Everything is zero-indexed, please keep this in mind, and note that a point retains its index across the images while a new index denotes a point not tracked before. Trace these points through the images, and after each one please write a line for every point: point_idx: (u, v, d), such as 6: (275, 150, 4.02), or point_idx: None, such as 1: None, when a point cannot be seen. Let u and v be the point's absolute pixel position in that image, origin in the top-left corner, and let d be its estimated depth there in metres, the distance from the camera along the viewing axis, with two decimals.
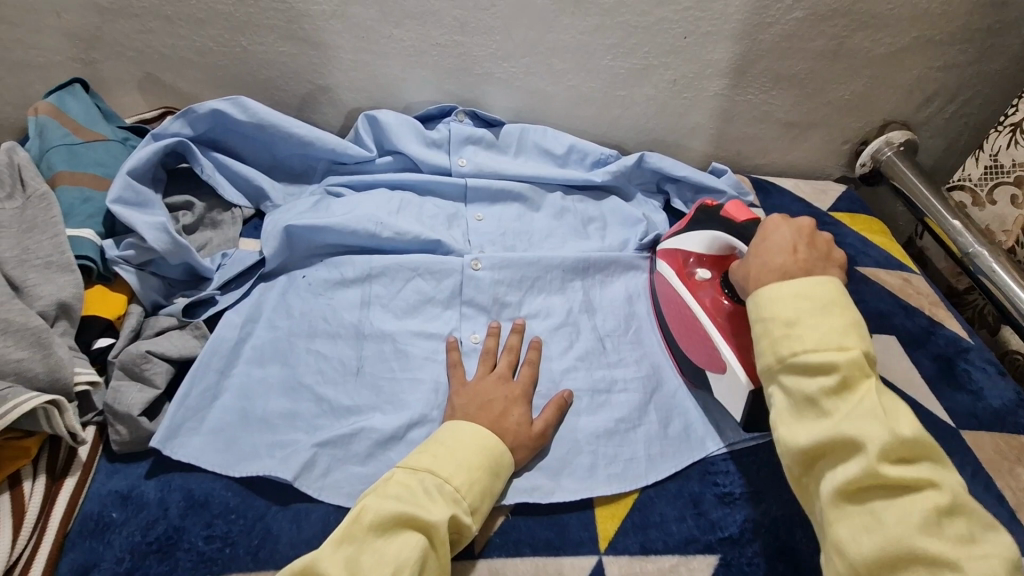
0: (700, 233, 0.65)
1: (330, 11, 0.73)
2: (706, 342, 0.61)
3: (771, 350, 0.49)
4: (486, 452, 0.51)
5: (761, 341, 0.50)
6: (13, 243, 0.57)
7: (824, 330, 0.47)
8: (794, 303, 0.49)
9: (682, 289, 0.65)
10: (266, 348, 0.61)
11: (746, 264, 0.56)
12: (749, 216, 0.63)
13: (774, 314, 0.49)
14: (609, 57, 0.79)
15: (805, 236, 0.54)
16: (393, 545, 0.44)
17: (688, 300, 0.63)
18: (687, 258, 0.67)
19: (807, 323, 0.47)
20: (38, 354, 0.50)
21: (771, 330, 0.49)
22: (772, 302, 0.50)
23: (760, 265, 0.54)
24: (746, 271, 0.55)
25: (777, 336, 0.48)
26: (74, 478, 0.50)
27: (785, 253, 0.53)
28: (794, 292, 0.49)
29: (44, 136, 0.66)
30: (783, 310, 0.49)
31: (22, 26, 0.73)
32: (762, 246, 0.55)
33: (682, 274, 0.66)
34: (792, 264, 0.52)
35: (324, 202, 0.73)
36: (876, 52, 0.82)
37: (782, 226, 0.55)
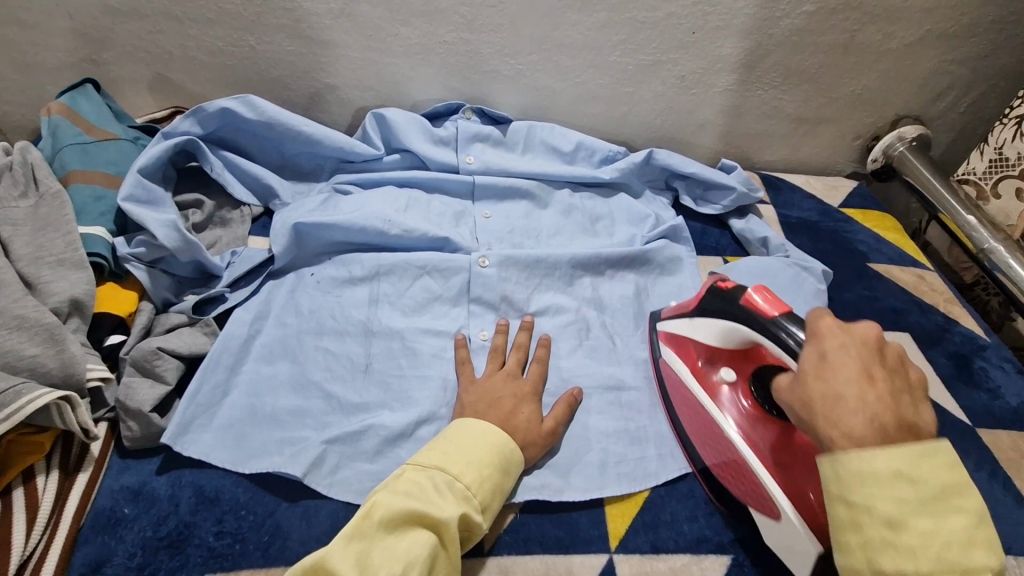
0: (715, 322, 0.56)
1: (337, 10, 0.73)
2: (744, 469, 0.53)
3: (864, 556, 0.36)
4: (496, 449, 0.50)
5: (849, 532, 0.37)
6: (27, 241, 0.57)
7: (944, 540, 0.35)
8: (895, 490, 0.35)
9: (704, 398, 0.57)
10: (276, 346, 0.61)
11: (806, 389, 0.41)
12: (783, 310, 0.50)
13: (869, 505, 0.36)
14: (617, 53, 0.78)
15: (878, 353, 0.40)
16: (404, 542, 0.44)
17: (715, 412, 0.56)
18: (701, 354, 0.59)
19: (919, 518, 0.35)
20: (51, 351, 0.50)
21: (867, 528, 0.36)
22: (863, 484, 0.36)
23: (831, 399, 0.39)
24: (810, 401, 0.40)
25: (874, 541, 0.36)
26: (87, 474, 0.51)
27: (862, 384, 0.39)
28: (892, 469, 0.36)
29: (57, 135, 0.66)
30: (883, 496, 0.36)
31: (34, 28, 0.74)
32: (825, 368, 0.41)
33: (700, 376, 0.59)
34: (879, 407, 0.38)
35: (333, 201, 0.73)
36: (888, 46, 0.81)
37: (846, 341, 0.41)
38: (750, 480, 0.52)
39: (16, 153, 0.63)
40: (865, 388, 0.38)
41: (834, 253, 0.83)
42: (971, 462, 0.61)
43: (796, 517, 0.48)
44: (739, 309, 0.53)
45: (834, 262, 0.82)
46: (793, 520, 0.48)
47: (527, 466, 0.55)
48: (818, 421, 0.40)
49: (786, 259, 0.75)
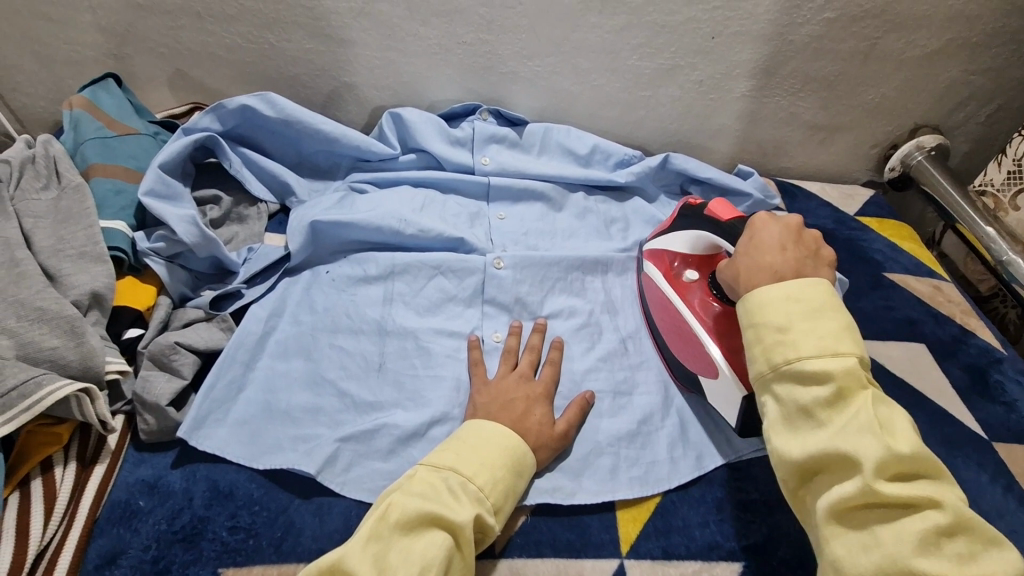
0: (686, 232, 0.63)
1: (357, 9, 0.74)
2: (697, 345, 0.59)
3: (763, 356, 0.45)
4: (509, 452, 0.50)
5: (753, 346, 0.46)
6: (49, 233, 0.58)
7: (819, 334, 0.44)
8: (784, 307, 0.45)
9: (670, 292, 0.63)
10: (291, 343, 0.61)
11: (736, 260, 0.52)
12: (735, 215, 0.61)
13: (764, 321, 0.45)
14: (635, 57, 0.78)
15: (794, 232, 0.51)
16: (419, 544, 0.44)
17: (677, 302, 0.62)
18: (674, 259, 0.65)
19: (798, 321, 0.44)
20: (72, 343, 0.51)
21: (762, 335, 0.45)
22: (761, 308, 0.46)
23: (750, 262, 0.50)
24: (736, 270, 0.51)
25: (767, 342, 0.45)
26: (103, 466, 0.51)
27: (775, 251, 0.49)
28: (782, 293, 0.46)
29: (79, 128, 0.67)
30: (775, 311, 0.45)
31: (58, 23, 0.75)
32: (752, 244, 0.51)
33: (670, 277, 0.65)
34: (784, 263, 0.48)
35: (349, 199, 0.73)
36: (909, 54, 0.80)
37: (769, 223, 0.52)
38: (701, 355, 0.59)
39: (39, 146, 0.64)
40: (774, 252, 0.49)
41: (849, 262, 0.82)
42: (987, 476, 0.60)
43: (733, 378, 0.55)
44: (709, 220, 0.62)
45: (849, 270, 0.81)
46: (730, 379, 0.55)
47: (540, 469, 0.55)
48: (739, 282, 0.50)
49: None
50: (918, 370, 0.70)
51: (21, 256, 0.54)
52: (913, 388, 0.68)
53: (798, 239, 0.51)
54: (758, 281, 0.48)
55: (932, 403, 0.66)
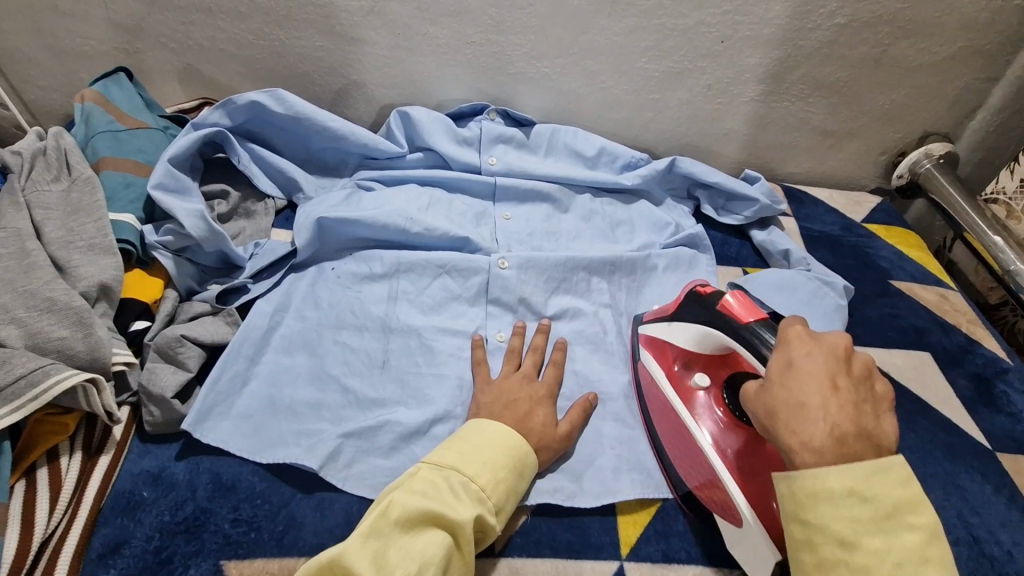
0: (691, 325, 0.57)
1: (367, 7, 0.74)
2: (710, 473, 0.52)
3: (819, 574, 0.37)
4: (512, 453, 0.50)
5: (805, 550, 0.38)
6: (59, 225, 0.58)
7: (896, 560, 0.35)
8: (849, 510, 0.36)
9: (676, 400, 0.57)
10: (295, 338, 0.62)
11: (773, 398, 0.40)
12: (759, 316, 0.50)
13: (821, 524, 0.36)
14: (644, 60, 0.78)
15: (844, 363, 0.40)
16: (419, 542, 0.44)
17: (686, 416, 0.56)
18: (677, 358, 0.60)
19: (871, 545, 0.35)
20: (79, 334, 0.51)
21: (821, 547, 0.36)
22: (816, 504, 0.37)
23: (793, 407, 0.39)
24: (772, 410, 0.40)
25: (829, 561, 0.36)
26: (108, 456, 0.51)
27: (825, 393, 0.38)
28: (846, 487, 0.36)
29: (90, 122, 0.68)
30: (837, 515, 0.36)
31: (70, 16, 0.75)
32: (793, 377, 0.40)
33: (674, 380, 0.59)
34: (840, 416, 0.38)
35: (356, 196, 0.74)
36: (919, 62, 0.80)
37: (814, 351, 0.40)
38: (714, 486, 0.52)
39: (51, 138, 0.65)
40: (828, 400, 0.38)
41: (855, 268, 0.82)
42: (991, 487, 0.60)
43: (757, 525, 0.47)
44: (716, 312, 0.54)
45: (855, 277, 0.81)
46: (754, 526, 0.47)
47: (542, 468, 0.55)
48: (779, 431, 0.39)
49: (807, 272, 0.74)
50: (923, 378, 0.70)
51: (32, 247, 0.55)
52: (917, 397, 0.67)
53: (851, 373, 0.40)
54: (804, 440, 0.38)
55: (935, 412, 0.66)
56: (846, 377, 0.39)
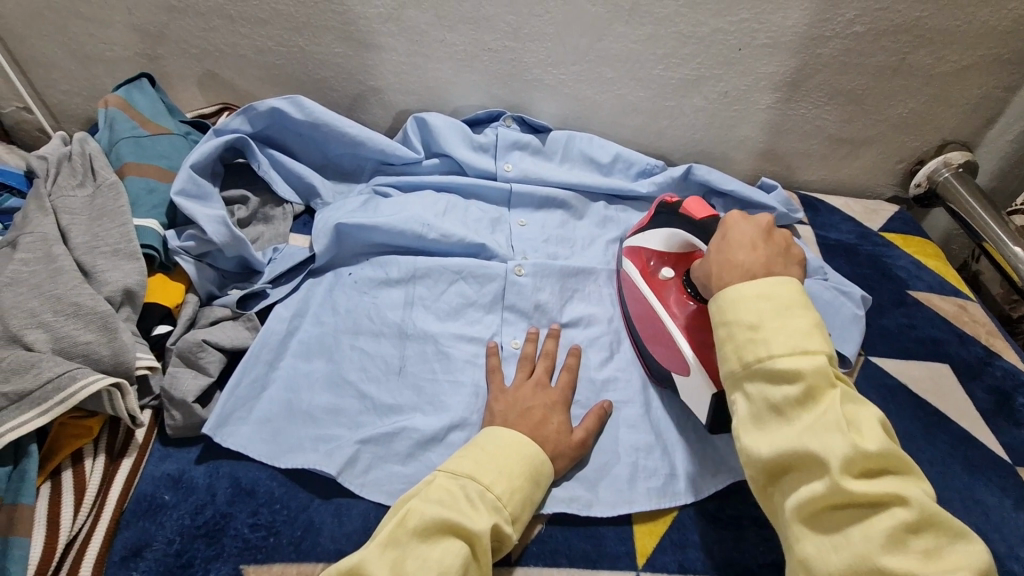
0: (660, 229, 0.65)
1: (386, 14, 0.74)
2: (670, 340, 0.60)
3: (735, 354, 0.44)
4: (527, 460, 0.51)
5: (726, 344, 0.45)
6: (85, 230, 0.59)
7: (788, 331, 0.42)
8: (755, 306, 0.44)
9: (646, 290, 0.64)
10: (313, 344, 0.62)
11: (710, 261, 0.51)
12: (709, 213, 0.62)
13: (736, 321, 0.45)
14: (660, 67, 0.78)
15: (765, 231, 0.50)
16: (437, 550, 0.44)
17: (653, 299, 0.63)
18: (651, 256, 0.66)
19: (766, 317, 0.43)
20: (104, 338, 0.52)
21: (735, 333, 0.44)
22: (732, 308, 0.45)
23: (722, 261, 0.49)
24: (708, 268, 0.50)
25: (742, 342, 0.44)
26: (130, 459, 0.52)
27: (746, 250, 0.49)
28: (754, 293, 0.45)
29: (114, 127, 0.69)
30: (745, 309, 0.44)
31: (94, 22, 0.76)
32: (725, 244, 0.51)
33: (646, 274, 0.65)
34: (755, 262, 0.47)
35: (373, 202, 0.74)
36: (938, 70, 0.79)
37: (742, 223, 0.51)
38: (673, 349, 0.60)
39: (76, 144, 0.66)
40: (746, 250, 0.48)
41: (872, 278, 0.82)
42: (1012, 503, 0.59)
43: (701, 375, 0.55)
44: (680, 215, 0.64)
45: (872, 286, 0.80)
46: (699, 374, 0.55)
47: (558, 477, 0.55)
48: (712, 281, 0.49)
49: (825, 282, 0.74)
50: (941, 391, 0.69)
51: (59, 251, 0.56)
52: (936, 409, 0.67)
53: (770, 238, 0.50)
54: (729, 279, 0.48)
55: (954, 425, 0.65)
56: (764, 238, 0.49)
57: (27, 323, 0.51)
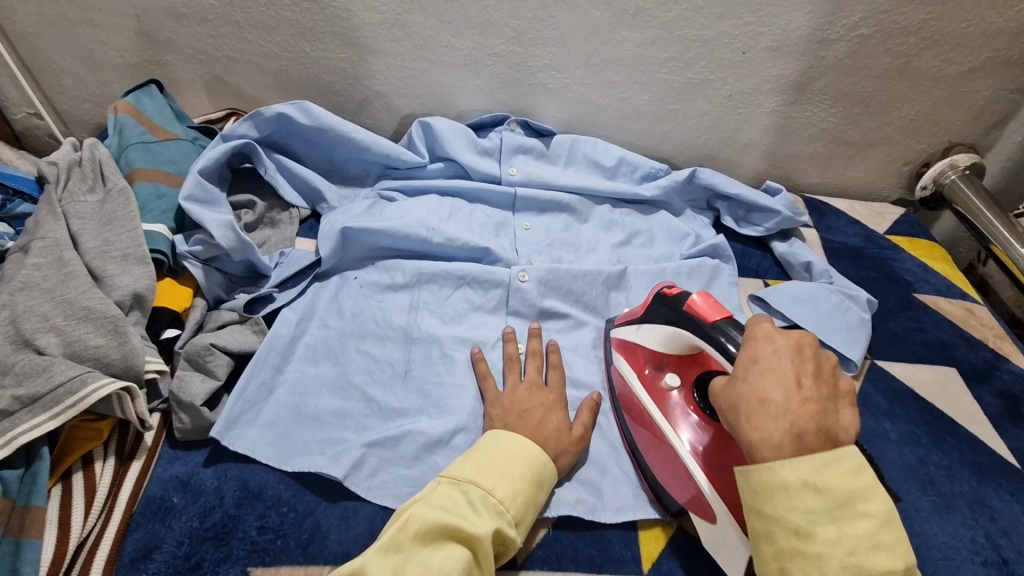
0: (659, 327, 0.57)
1: (391, 19, 0.75)
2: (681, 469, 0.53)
3: (779, 566, 0.38)
4: (529, 464, 0.51)
5: (764, 542, 0.39)
6: (96, 235, 0.60)
7: (847, 546, 0.36)
8: (801, 500, 0.37)
9: (648, 404, 0.58)
10: (319, 347, 0.62)
11: (737, 394, 0.42)
12: (723, 314, 0.51)
13: (777, 515, 0.38)
14: (665, 70, 0.78)
15: (810, 359, 0.41)
16: (438, 555, 0.44)
17: (658, 416, 0.56)
18: (648, 360, 0.60)
19: (821, 532, 0.36)
20: (115, 342, 0.52)
21: (777, 536, 0.38)
22: (771, 495, 0.38)
23: (755, 404, 0.40)
24: (735, 404, 0.41)
25: (785, 550, 0.38)
26: (139, 462, 0.53)
27: (786, 391, 0.39)
28: (800, 478, 0.37)
29: (124, 134, 0.69)
30: (796, 510, 0.37)
31: (103, 28, 0.77)
32: (758, 374, 0.41)
33: (646, 383, 0.59)
34: (800, 415, 0.38)
35: (378, 207, 0.75)
36: (944, 73, 0.79)
37: (779, 347, 0.42)
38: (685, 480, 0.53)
39: (87, 150, 0.67)
40: (788, 394, 0.39)
41: (878, 281, 0.81)
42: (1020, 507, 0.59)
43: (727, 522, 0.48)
44: (681, 313, 0.54)
45: (878, 289, 0.80)
46: (726, 520, 0.48)
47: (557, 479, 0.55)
48: (741, 425, 0.41)
49: (829, 285, 0.74)
50: (949, 395, 0.69)
51: (69, 256, 0.57)
52: (943, 413, 0.67)
53: (815, 369, 0.40)
54: (767, 437, 0.39)
55: (962, 430, 0.65)
56: (809, 374, 0.40)
57: (38, 326, 0.51)
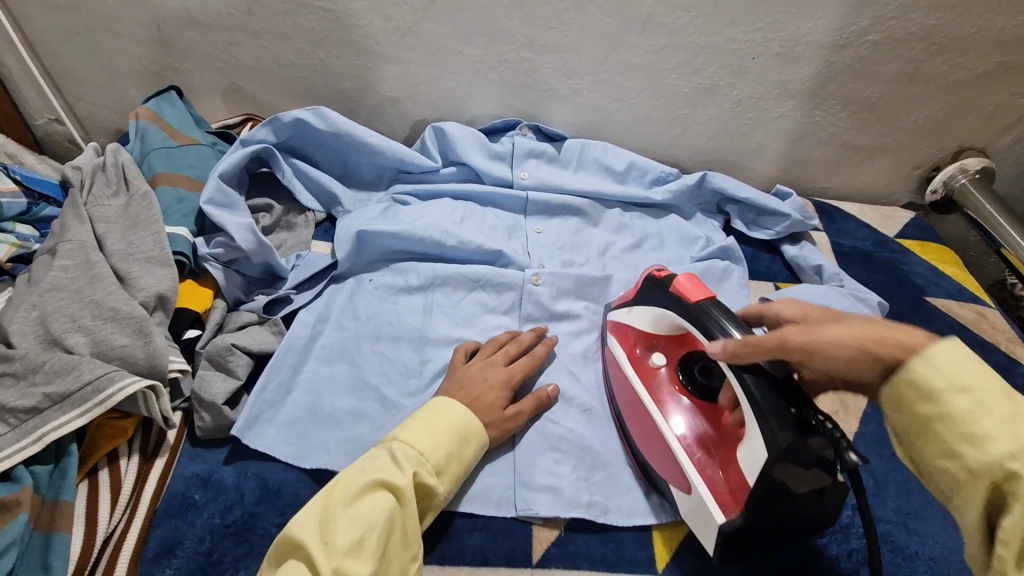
0: (648, 308, 0.58)
1: (405, 27, 0.76)
2: (668, 450, 0.54)
3: (996, 430, 0.36)
4: (453, 421, 0.51)
5: (974, 414, 0.37)
6: (120, 238, 0.62)
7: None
8: (982, 377, 0.38)
9: (636, 381, 0.59)
10: (335, 348, 0.64)
11: (865, 329, 0.42)
12: (705, 294, 0.53)
13: (968, 384, 0.38)
14: (675, 76, 0.79)
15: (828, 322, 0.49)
16: (361, 507, 0.45)
17: (644, 394, 0.58)
18: (638, 340, 0.62)
19: (994, 395, 0.37)
20: (139, 342, 0.53)
21: (980, 401, 0.37)
22: (951, 371, 0.38)
23: (886, 328, 0.41)
24: (876, 332, 0.41)
25: (993, 415, 0.37)
26: (163, 459, 0.54)
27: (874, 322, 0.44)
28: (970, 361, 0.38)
29: (145, 139, 0.71)
30: (960, 373, 0.38)
31: (123, 36, 0.79)
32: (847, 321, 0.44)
33: (634, 361, 0.61)
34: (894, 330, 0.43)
35: (392, 210, 0.76)
36: (953, 77, 0.79)
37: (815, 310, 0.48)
38: (672, 459, 0.54)
39: (109, 155, 0.69)
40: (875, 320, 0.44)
41: (888, 285, 0.82)
42: None
43: (705, 493, 0.50)
44: (669, 295, 0.56)
45: (889, 293, 0.81)
46: (701, 495, 0.50)
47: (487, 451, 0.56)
48: (897, 343, 0.40)
49: (840, 288, 0.74)
50: None
51: (95, 259, 0.58)
52: None
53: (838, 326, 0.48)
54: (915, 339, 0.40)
55: None
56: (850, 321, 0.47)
57: (66, 326, 0.53)
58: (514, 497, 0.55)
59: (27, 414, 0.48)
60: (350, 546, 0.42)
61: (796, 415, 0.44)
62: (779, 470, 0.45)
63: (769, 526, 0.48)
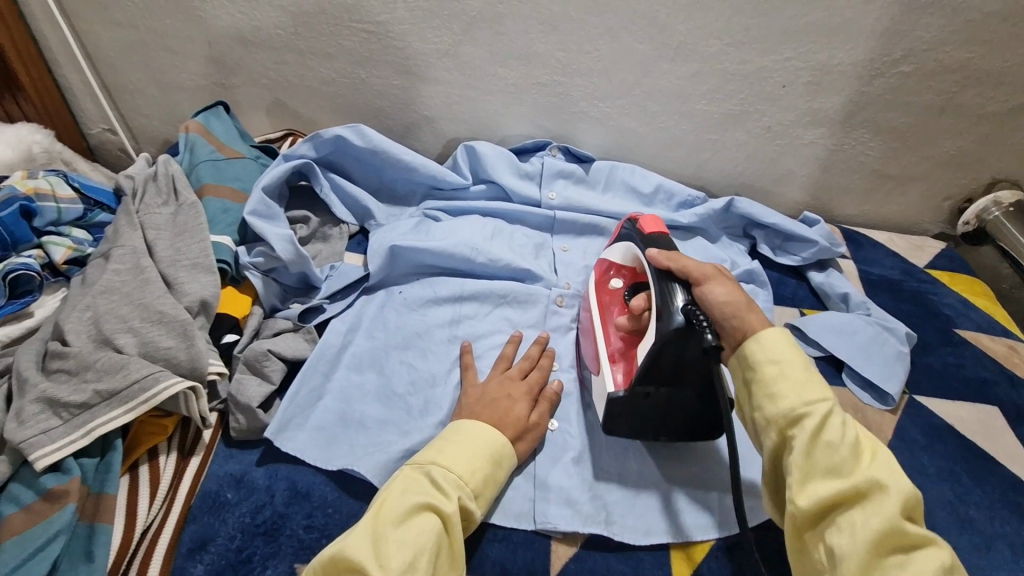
0: (618, 242, 0.65)
1: (443, 50, 0.79)
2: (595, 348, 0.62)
3: (771, 399, 0.47)
4: (488, 444, 0.52)
5: (761, 386, 0.48)
6: (169, 244, 0.65)
7: (804, 379, 0.47)
8: (780, 348, 0.48)
9: (593, 296, 0.67)
10: (364, 357, 0.65)
11: (740, 305, 0.51)
12: (659, 230, 0.59)
13: (765, 365, 0.48)
14: (704, 102, 0.80)
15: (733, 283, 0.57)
16: (411, 532, 0.45)
17: (596, 305, 0.66)
18: (608, 268, 0.68)
19: (794, 365, 0.47)
20: (183, 345, 0.56)
21: (766, 372, 0.48)
22: (755, 353, 0.49)
23: (744, 306, 0.51)
24: (737, 303, 0.51)
25: (769, 379, 0.47)
26: (198, 458, 0.56)
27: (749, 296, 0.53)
28: (776, 337, 0.49)
29: (195, 152, 0.75)
30: (771, 353, 0.48)
31: (178, 54, 0.84)
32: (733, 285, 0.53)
33: (600, 283, 0.68)
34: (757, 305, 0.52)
35: (424, 226, 0.78)
36: (987, 110, 0.79)
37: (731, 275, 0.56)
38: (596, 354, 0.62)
39: (161, 166, 0.72)
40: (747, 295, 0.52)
41: (917, 315, 0.81)
42: None
43: (606, 377, 0.58)
44: (632, 228, 0.63)
45: (917, 324, 0.80)
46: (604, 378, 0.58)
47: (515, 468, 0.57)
48: (747, 315, 0.50)
49: (867, 317, 0.74)
50: (990, 433, 0.68)
51: (145, 264, 0.61)
52: (984, 451, 0.66)
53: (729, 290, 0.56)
54: (757, 320, 0.50)
55: (1003, 470, 0.64)
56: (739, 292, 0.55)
57: (117, 327, 0.56)
58: (533, 510, 0.56)
59: (78, 409, 0.51)
60: (403, 568, 0.43)
61: (685, 311, 0.51)
62: (663, 353, 0.52)
63: (652, 409, 0.55)
